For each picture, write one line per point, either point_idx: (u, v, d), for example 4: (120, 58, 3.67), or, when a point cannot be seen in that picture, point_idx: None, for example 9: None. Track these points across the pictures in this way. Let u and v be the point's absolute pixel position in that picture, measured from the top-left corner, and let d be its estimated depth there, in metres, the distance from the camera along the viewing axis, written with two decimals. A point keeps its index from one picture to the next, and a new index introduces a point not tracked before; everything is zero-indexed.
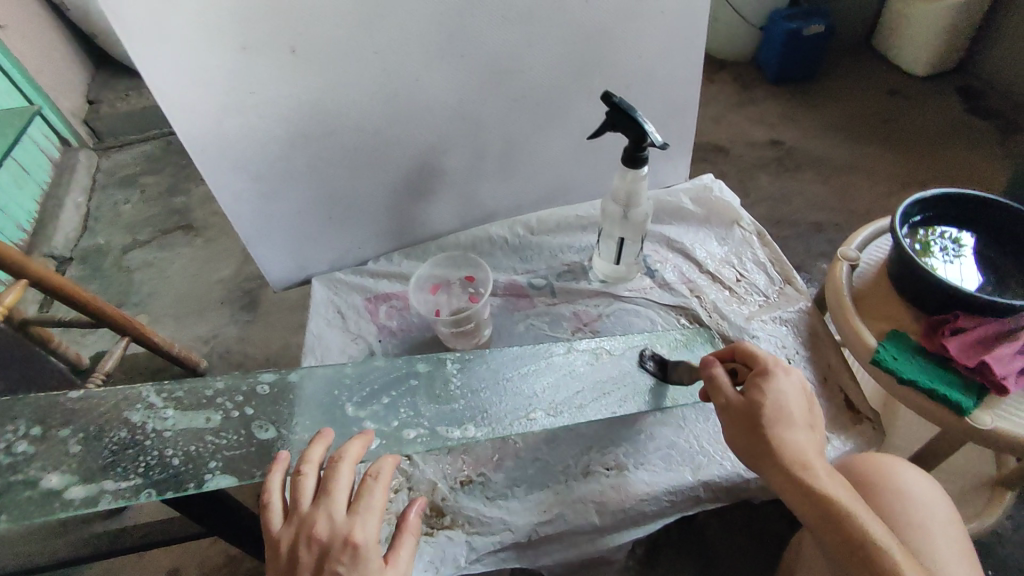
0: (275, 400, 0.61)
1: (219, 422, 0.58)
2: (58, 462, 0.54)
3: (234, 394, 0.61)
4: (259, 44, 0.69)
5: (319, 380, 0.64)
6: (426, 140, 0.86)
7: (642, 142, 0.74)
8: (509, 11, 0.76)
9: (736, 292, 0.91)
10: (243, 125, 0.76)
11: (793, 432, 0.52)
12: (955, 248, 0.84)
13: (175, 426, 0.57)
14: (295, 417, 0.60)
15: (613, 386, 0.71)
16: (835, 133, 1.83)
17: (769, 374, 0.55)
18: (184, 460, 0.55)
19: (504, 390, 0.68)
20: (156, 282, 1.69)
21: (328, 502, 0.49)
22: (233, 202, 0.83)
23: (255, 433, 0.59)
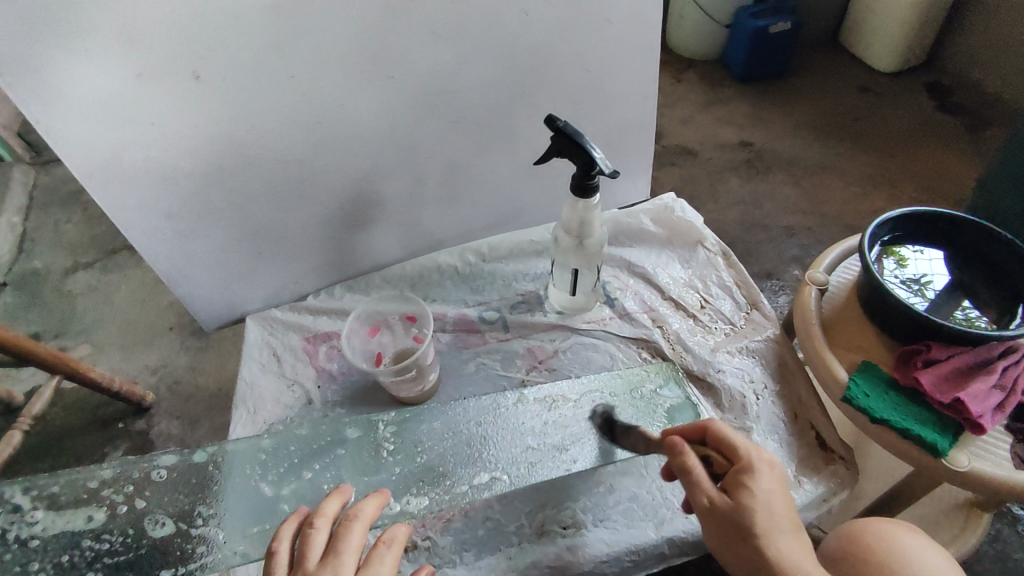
0: (170, 488, 0.59)
1: (98, 524, 0.56)
2: None
3: (120, 487, 0.58)
4: (155, 70, 0.61)
5: (240, 459, 0.61)
6: (361, 167, 0.79)
7: (591, 170, 0.68)
8: (441, 27, 0.69)
9: (701, 321, 0.86)
10: (146, 159, 0.68)
11: (785, 542, 0.47)
12: (926, 268, 0.80)
13: (47, 530, 0.56)
14: (195, 506, 0.58)
15: (566, 440, 0.65)
16: (803, 133, 1.80)
17: (750, 472, 0.49)
18: (54, 573, 0.54)
19: (446, 453, 0.63)
20: (101, 308, 1.58)
21: (334, 563, 0.45)
22: (146, 241, 0.75)
23: (144, 531, 0.56)
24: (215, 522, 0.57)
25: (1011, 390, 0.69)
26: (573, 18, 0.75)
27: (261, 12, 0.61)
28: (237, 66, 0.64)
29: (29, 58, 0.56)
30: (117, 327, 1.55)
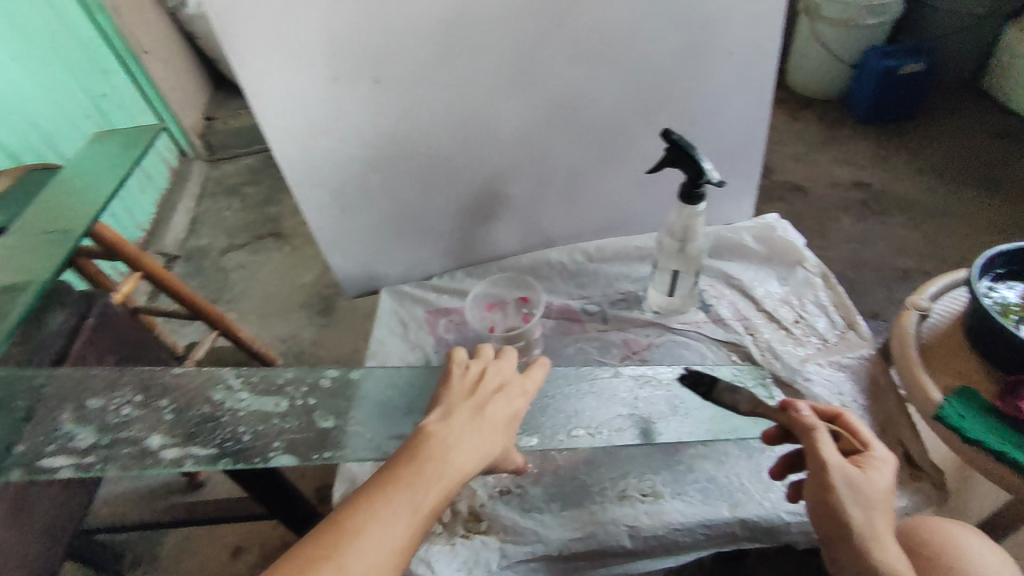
0: (336, 394, 0.66)
1: (287, 408, 0.63)
2: (153, 425, 0.59)
3: (301, 385, 0.66)
4: (347, 74, 0.78)
5: (381, 381, 0.68)
6: (494, 166, 0.92)
7: (699, 179, 0.76)
8: (576, 50, 0.81)
9: (794, 333, 0.89)
10: (328, 146, 0.85)
11: (885, 522, 0.52)
12: None
13: (248, 406, 0.63)
14: (350, 410, 0.65)
15: (653, 413, 0.72)
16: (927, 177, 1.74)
17: (874, 460, 0.55)
18: (254, 437, 0.60)
19: (548, 407, 0.70)
20: (248, 283, 1.89)
21: (508, 357, 0.58)
22: (315, 215, 0.92)
23: (316, 421, 0.63)
24: (366, 426, 0.63)
25: None
26: (697, 45, 0.83)
27: (436, 31, 0.76)
28: (407, 73, 0.79)
29: (262, 60, 0.75)
30: (260, 301, 1.82)
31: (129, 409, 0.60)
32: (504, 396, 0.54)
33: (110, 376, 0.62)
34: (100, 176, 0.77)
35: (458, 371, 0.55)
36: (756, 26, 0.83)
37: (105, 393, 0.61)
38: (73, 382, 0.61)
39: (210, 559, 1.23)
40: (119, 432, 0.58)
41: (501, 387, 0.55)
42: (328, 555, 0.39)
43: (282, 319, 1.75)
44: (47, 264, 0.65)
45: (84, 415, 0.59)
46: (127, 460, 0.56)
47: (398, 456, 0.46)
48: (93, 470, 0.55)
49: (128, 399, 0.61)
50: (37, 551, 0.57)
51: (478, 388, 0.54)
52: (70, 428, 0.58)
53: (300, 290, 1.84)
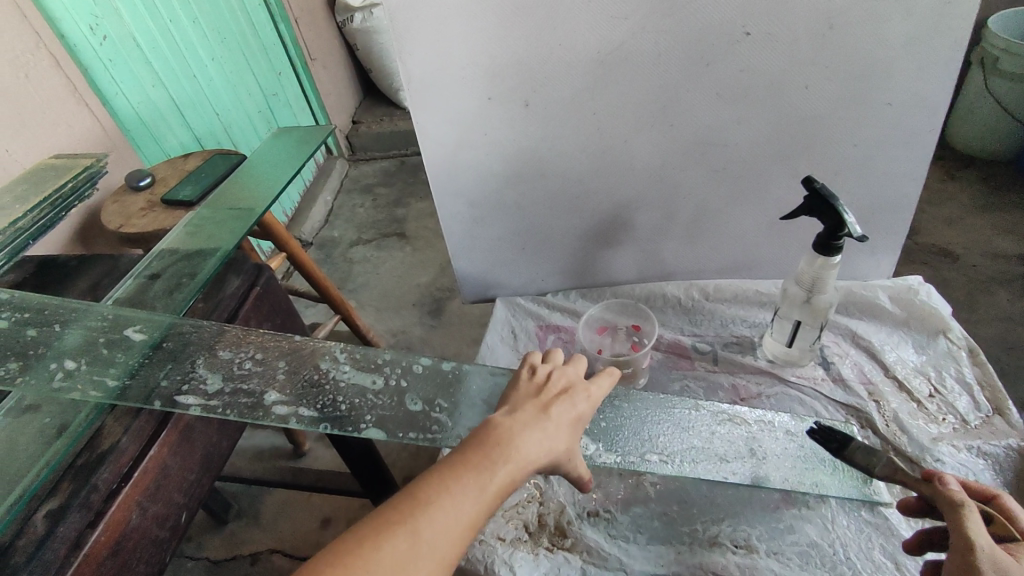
0: (428, 380, 0.66)
1: (381, 386, 0.64)
2: (270, 381, 0.62)
3: (397, 366, 0.66)
4: (500, 96, 0.84)
5: (471, 376, 0.66)
6: (623, 196, 0.94)
7: (840, 232, 0.73)
8: (724, 90, 0.81)
9: (926, 409, 0.83)
10: (472, 158, 0.92)
11: None
12: None
13: (349, 378, 0.64)
14: (438, 398, 0.64)
15: (729, 452, 0.69)
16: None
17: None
18: (349, 408, 0.61)
19: (626, 430, 0.67)
20: (370, 275, 2.05)
21: (576, 363, 0.58)
22: (449, 221, 1.00)
23: (406, 403, 0.63)
24: (453, 415, 0.62)
25: None
26: (850, 96, 0.81)
27: (589, 64, 0.80)
28: (556, 101, 0.84)
29: (429, 78, 0.83)
30: (379, 295, 1.97)
31: (250, 363, 0.63)
32: (568, 398, 0.54)
33: (243, 332, 0.67)
34: (279, 168, 0.87)
35: (524, 373, 0.56)
36: (918, 82, 0.79)
37: (234, 346, 0.65)
38: (211, 333, 0.66)
39: (305, 523, 1.33)
40: (241, 382, 0.62)
41: (566, 389, 0.54)
42: (399, 520, 0.41)
43: (397, 314, 1.89)
44: (233, 234, 0.76)
45: (215, 363, 0.63)
46: (245, 409, 0.59)
47: (466, 442, 0.47)
48: (216, 412, 0.58)
49: (251, 355, 0.64)
50: (195, 479, 0.64)
51: (542, 390, 0.54)
52: (202, 371, 0.62)
53: (415, 290, 1.97)
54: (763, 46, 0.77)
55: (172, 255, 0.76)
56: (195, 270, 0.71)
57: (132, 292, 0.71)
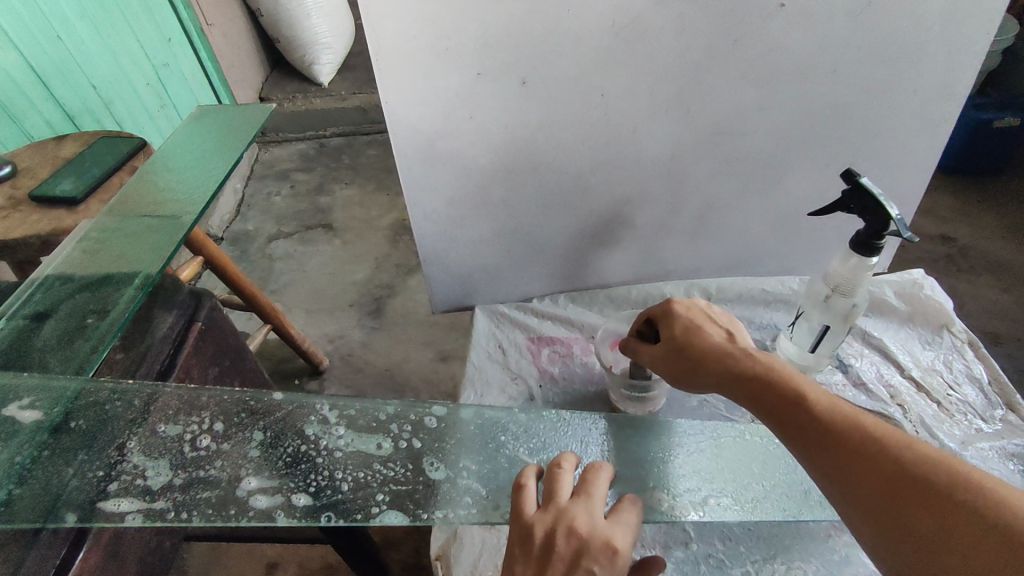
0: (445, 435, 0.53)
1: (391, 452, 0.50)
2: (237, 464, 0.47)
3: (405, 421, 0.53)
4: (494, 72, 0.71)
5: (494, 424, 0.56)
6: (624, 191, 0.83)
7: (883, 231, 0.67)
8: (748, 71, 0.72)
9: (946, 408, 0.79)
10: (453, 147, 0.77)
11: (692, 347, 0.58)
12: None
13: (347, 446, 0.49)
14: (461, 459, 0.52)
15: (794, 485, 0.62)
16: (1012, 240, 1.76)
17: (665, 306, 0.63)
18: (353, 488, 0.47)
19: (685, 467, 0.60)
20: (296, 274, 1.82)
21: (585, 501, 0.49)
22: (423, 220, 0.85)
23: (425, 470, 0.50)
24: (482, 481, 0.51)
25: None
26: (875, 80, 0.74)
27: (601, 38, 0.68)
28: (558, 80, 0.72)
29: (405, 49, 0.67)
30: (309, 296, 1.76)
31: (208, 441, 0.48)
32: (584, 571, 0.45)
33: (191, 395, 0.50)
34: (210, 155, 0.67)
35: (522, 540, 0.47)
36: (946, 68, 0.73)
37: (179, 416, 0.49)
38: (142, 397, 0.50)
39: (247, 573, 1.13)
40: (197, 469, 0.46)
41: (579, 553, 0.45)
42: None
43: (331, 317, 1.69)
44: (155, 251, 0.58)
45: (153, 444, 0.47)
46: (208, 508, 0.44)
47: None
48: (165, 520, 0.43)
49: (206, 427, 0.49)
50: None
51: (548, 569, 0.45)
52: (137, 460, 0.47)
53: (350, 289, 1.77)
54: (795, 23, 0.68)
55: (66, 283, 0.56)
56: (106, 305, 0.53)
57: (16, 343, 0.52)
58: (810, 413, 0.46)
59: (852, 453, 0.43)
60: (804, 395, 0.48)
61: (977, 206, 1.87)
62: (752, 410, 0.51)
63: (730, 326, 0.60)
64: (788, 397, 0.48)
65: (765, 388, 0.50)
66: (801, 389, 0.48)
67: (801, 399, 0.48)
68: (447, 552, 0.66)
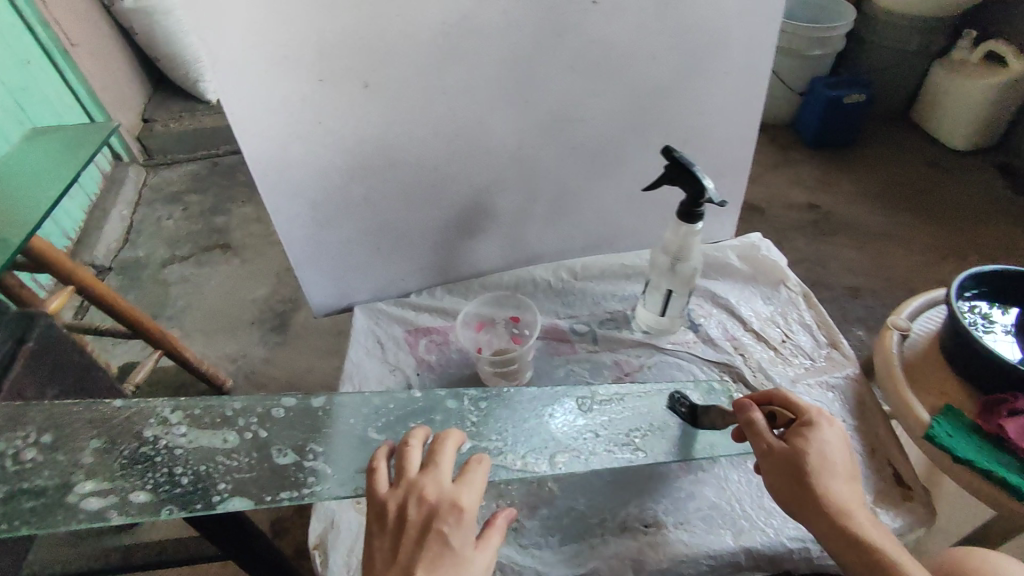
0: (293, 424, 0.56)
1: (234, 443, 0.53)
2: (66, 471, 0.48)
3: (251, 414, 0.55)
4: (334, 77, 0.73)
5: (346, 409, 0.59)
6: (481, 182, 0.88)
7: (700, 199, 0.75)
8: (577, 62, 0.77)
9: (781, 353, 0.89)
10: (307, 152, 0.79)
11: (831, 481, 0.57)
12: (987, 324, 0.81)
13: (187, 442, 0.51)
14: (309, 443, 0.55)
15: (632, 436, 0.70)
16: (867, 203, 1.95)
17: (815, 426, 0.60)
18: (192, 481, 0.49)
19: (532, 431, 0.66)
20: (193, 296, 1.77)
21: (434, 471, 0.52)
22: (288, 224, 0.86)
23: (272, 456, 0.53)
24: (331, 462, 0.55)
25: None
26: (691, 66, 0.81)
27: (434, 38, 0.72)
28: (399, 80, 0.75)
29: (241, 60, 0.69)
30: (208, 317, 1.72)
31: (34, 453, 0.49)
32: (433, 533, 0.48)
33: (18, 412, 0.51)
34: (42, 177, 0.67)
35: (377, 518, 0.50)
36: (752, 51, 0.81)
37: (4, 433, 0.49)
38: None
39: None
40: (23, 481, 0.47)
41: (428, 518, 0.49)
42: None
43: (233, 337, 1.67)
44: None
45: None
46: (36, 515, 0.46)
47: None
48: None
49: (33, 441, 0.49)
50: None
51: (401, 539, 0.48)
52: None
53: (252, 306, 1.75)
54: (609, 15, 0.74)
55: None
56: None
57: None
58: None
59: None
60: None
61: (836, 175, 2.06)
62: (851, 561, 0.54)
63: (855, 479, 0.59)
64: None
65: (872, 554, 0.53)
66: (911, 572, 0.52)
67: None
68: (325, 539, 0.69)
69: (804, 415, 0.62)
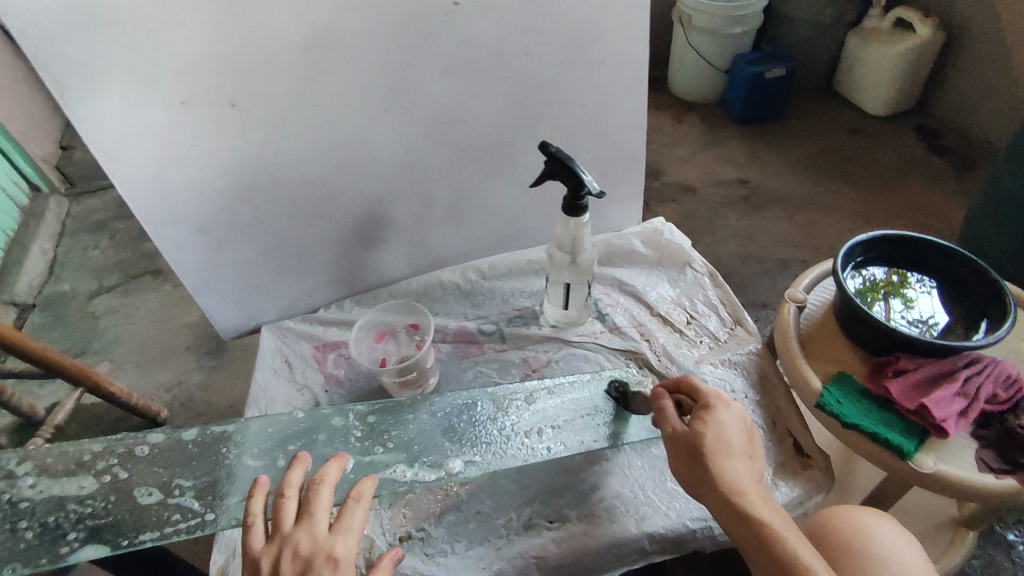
0: (153, 460, 0.61)
1: (87, 490, 0.58)
2: None
3: (107, 459, 0.60)
4: (197, 98, 0.70)
5: (218, 438, 0.64)
6: (373, 192, 0.86)
7: (580, 192, 0.74)
8: (449, 64, 0.77)
9: (686, 335, 0.91)
10: (184, 176, 0.75)
11: (728, 462, 0.56)
12: (932, 285, 0.86)
13: (37, 495, 0.57)
14: (173, 479, 0.60)
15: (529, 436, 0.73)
16: (799, 171, 1.93)
17: (711, 408, 0.60)
18: (40, 532, 0.55)
19: (423, 440, 0.70)
20: (122, 327, 1.71)
21: (309, 521, 0.53)
22: (176, 251, 0.82)
23: (133, 497, 0.58)
24: (196, 496, 0.59)
25: (974, 398, 0.73)
26: (566, 60, 0.82)
27: (296, 52, 0.70)
28: (268, 95, 0.72)
29: (90, 84, 0.64)
30: (137, 348, 1.66)
31: None
32: None
33: None
34: None
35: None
36: (623, 39, 0.83)
37: None
38: None
39: None
40: None
41: (303, 571, 0.49)
42: None
43: (164, 366, 1.61)
44: None
45: None
46: None
47: None
48: None
49: None
50: None
51: None
52: None
53: (183, 332, 1.69)
54: (473, 15, 0.74)
55: None
56: None
57: None
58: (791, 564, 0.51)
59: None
60: (792, 547, 0.51)
61: (765, 147, 2.03)
62: (742, 536, 0.54)
63: (753, 457, 0.58)
64: (778, 551, 0.52)
65: (758, 528, 0.53)
66: (789, 543, 0.52)
67: (786, 550, 0.51)
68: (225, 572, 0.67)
69: (704, 400, 0.61)
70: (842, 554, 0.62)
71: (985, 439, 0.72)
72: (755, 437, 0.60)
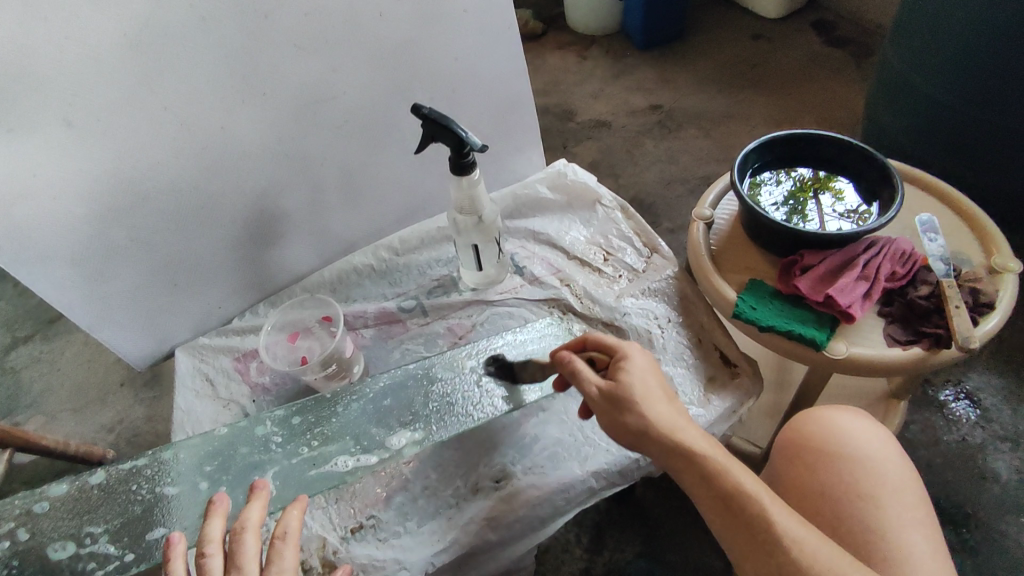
0: (62, 513, 0.64)
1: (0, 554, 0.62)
2: None
3: (14, 520, 0.64)
4: (24, 123, 0.63)
5: (122, 481, 0.67)
6: (256, 187, 0.82)
7: (465, 149, 0.72)
8: (301, 39, 0.72)
9: (604, 273, 0.91)
10: (37, 212, 0.68)
11: (655, 405, 0.58)
12: (847, 191, 0.85)
13: None
14: (84, 528, 0.64)
15: (458, 403, 0.73)
16: (706, 85, 1.93)
17: (626, 358, 0.61)
18: None
19: (347, 428, 0.71)
20: (49, 378, 1.41)
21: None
22: (53, 291, 0.75)
23: (48, 553, 0.62)
24: (110, 539, 0.63)
25: (875, 279, 0.75)
26: (424, 14, 0.79)
27: (122, 54, 0.64)
28: (106, 105, 0.66)
29: None
30: None
31: None
32: None
33: None
34: None
35: None
36: None
37: None
38: None
39: None
40: None
41: None
42: None
43: None
44: None
45: None
46: None
47: None
48: None
49: None
50: None
51: None
52: None
53: None
54: None
55: None
56: None
57: None
58: (740, 495, 0.52)
59: (756, 520, 0.51)
60: (734, 477, 0.53)
61: (673, 66, 2.02)
62: (688, 477, 0.55)
63: (672, 399, 0.60)
64: (721, 484, 0.53)
65: (703, 466, 0.54)
66: (735, 473, 0.53)
67: (733, 483, 0.53)
68: None
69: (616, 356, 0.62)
70: (814, 460, 0.64)
71: (890, 316, 0.75)
72: (665, 380, 0.62)
